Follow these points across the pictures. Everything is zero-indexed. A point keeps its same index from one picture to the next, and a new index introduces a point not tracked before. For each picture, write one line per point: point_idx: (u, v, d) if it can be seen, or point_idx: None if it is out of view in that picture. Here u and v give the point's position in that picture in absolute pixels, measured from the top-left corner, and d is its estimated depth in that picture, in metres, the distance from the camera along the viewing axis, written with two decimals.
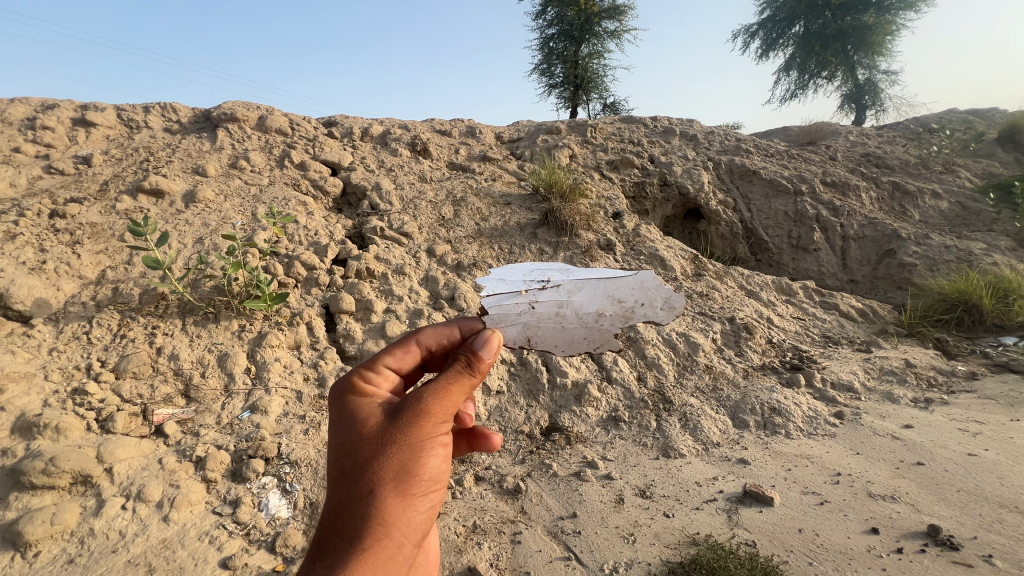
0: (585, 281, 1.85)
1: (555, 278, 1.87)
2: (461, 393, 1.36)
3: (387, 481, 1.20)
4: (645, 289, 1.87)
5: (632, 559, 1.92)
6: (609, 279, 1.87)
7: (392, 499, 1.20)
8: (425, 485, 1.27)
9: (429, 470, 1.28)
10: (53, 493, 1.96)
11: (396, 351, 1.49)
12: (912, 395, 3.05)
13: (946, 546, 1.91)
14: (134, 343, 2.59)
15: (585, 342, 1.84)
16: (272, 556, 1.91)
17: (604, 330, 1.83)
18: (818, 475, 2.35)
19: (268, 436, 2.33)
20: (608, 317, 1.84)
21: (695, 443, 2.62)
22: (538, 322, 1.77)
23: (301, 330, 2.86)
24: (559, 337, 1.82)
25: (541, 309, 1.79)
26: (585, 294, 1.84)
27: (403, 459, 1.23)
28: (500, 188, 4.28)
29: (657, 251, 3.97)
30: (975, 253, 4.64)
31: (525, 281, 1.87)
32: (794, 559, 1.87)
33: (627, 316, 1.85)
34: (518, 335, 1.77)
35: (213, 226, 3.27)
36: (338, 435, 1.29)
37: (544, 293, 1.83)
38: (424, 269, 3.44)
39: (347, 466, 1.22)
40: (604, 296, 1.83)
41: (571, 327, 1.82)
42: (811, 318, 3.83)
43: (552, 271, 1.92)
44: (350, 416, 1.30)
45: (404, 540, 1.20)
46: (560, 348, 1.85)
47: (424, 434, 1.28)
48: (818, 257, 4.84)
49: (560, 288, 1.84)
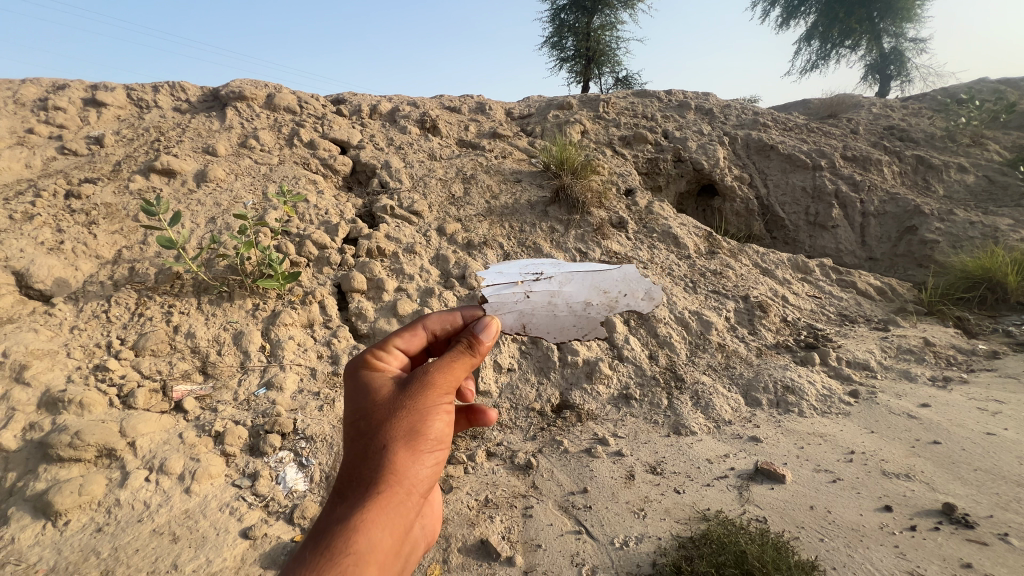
0: (572, 274, 2.02)
1: (547, 272, 2.03)
2: (464, 369, 1.38)
3: (398, 438, 1.22)
4: (619, 283, 2.23)
5: (643, 533, 1.94)
6: (592, 274, 2.07)
7: (403, 454, 1.21)
8: (434, 444, 1.28)
9: (437, 432, 1.29)
10: (81, 465, 2.02)
11: (404, 334, 1.52)
12: (929, 373, 3.00)
13: (961, 524, 1.90)
14: (152, 321, 2.64)
15: (572, 328, 2.05)
16: (291, 526, 1.97)
17: (588, 318, 2.07)
18: (831, 453, 2.34)
19: (284, 412, 2.38)
20: (590, 307, 2.04)
21: (707, 421, 2.62)
22: (532, 310, 1.89)
23: (313, 308, 2.89)
24: (550, 324, 1.98)
25: (536, 298, 1.92)
26: (573, 286, 2.00)
27: (413, 421, 1.25)
28: (510, 165, 4.23)
29: (670, 229, 3.91)
30: (1002, 229, 4.49)
31: (521, 275, 2.04)
32: (805, 535, 1.88)
33: (605, 305, 2.11)
34: (513, 322, 1.88)
35: (225, 205, 3.29)
36: (352, 403, 1.31)
37: (538, 283, 1.97)
38: (435, 248, 3.44)
39: (361, 427, 1.24)
40: (588, 288, 2.02)
41: (562, 315, 1.98)
42: (827, 297, 3.77)
43: (544, 266, 2.07)
44: (364, 387, 1.33)
45: (414, 491, 1.22)
46: (551, 334, 2.01)
47: (431, 402, 1.29)
48: (835, 234, 4.75)
49: (551, 281, 1.99)
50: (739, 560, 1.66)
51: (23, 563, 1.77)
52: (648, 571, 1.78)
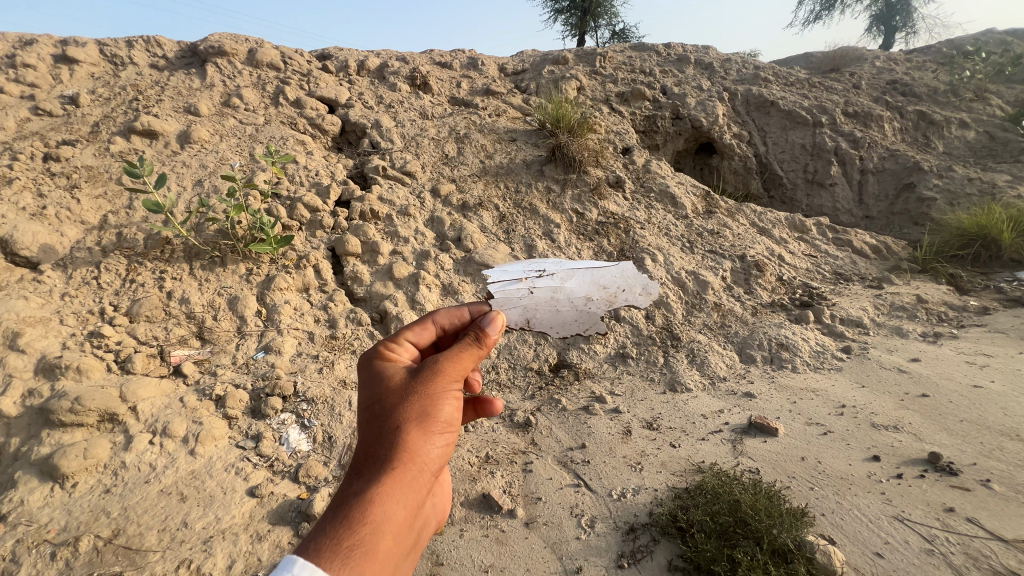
0: (564, 276, 2.99)
1: (544, 271, 3.02)
2: (472, 357, 1.42)
3: (410, 420, 1.25)
4: (607, 280, 3.07)
5: (640, 485, 2.00)
6: (579, 273, 3.03)
7: (416, 435, 1.24)
8: (444, 427, 1.32)
9: (447, 415, 1.33)
10: (83, 430, 2.04)
11: (414, 328, 1.56)
12: (920, 329, 3.05)
13: (946, 472, 1.96)
14: (144, 287, 2.60)
15: (574, 323, 2.88)
16: (297, 484, 2.02)
17: (587, 313, 2.91)
18: (822, 407, 2.40)
19: (284, 375, 2.39)
20: (588, 302, 2.94)
21: (702, 377, 2.67)
22: (532, 304, 2.88)
23: (309, 272, 2.86)
24: (551, 320, 2.86)
25: (535, 294, 2.91)
26: (566, 286, 2.93)
27: (423, 405, 1.29)
28: (505, 124, 4.10)
29: (667, 188, 3.86)
30: (999, 186, 4.46)
31: (523, 274, 3.02)
32: (796, 484, 1.95)
33: (600, 300, 2.97)
34: (519, 316, 2.85)
35: (211, 167, 3.19)
36: (366, 390, 1.35)
37: (537, 281, 2.97)
38: (429, 210, 3.37)
39: (376, 410, 1.28)
40: (579, 284, 2.98)
41: (559, 311, 2.88)
42: (823, 255, 3.77)
43: (540, 266, 3.07)
44: (377, 375, 1.37)
45: (427, 470, 1.25)
46: (556, 329, 2.87)
47: (441, 388, 1.33)
48: (833, 192, 4.71)
49: (547, 279, 2.97)
50: (733, 509, 1.71)
51: (34, 524, 1.80)
52: (646, 519, 1.85)
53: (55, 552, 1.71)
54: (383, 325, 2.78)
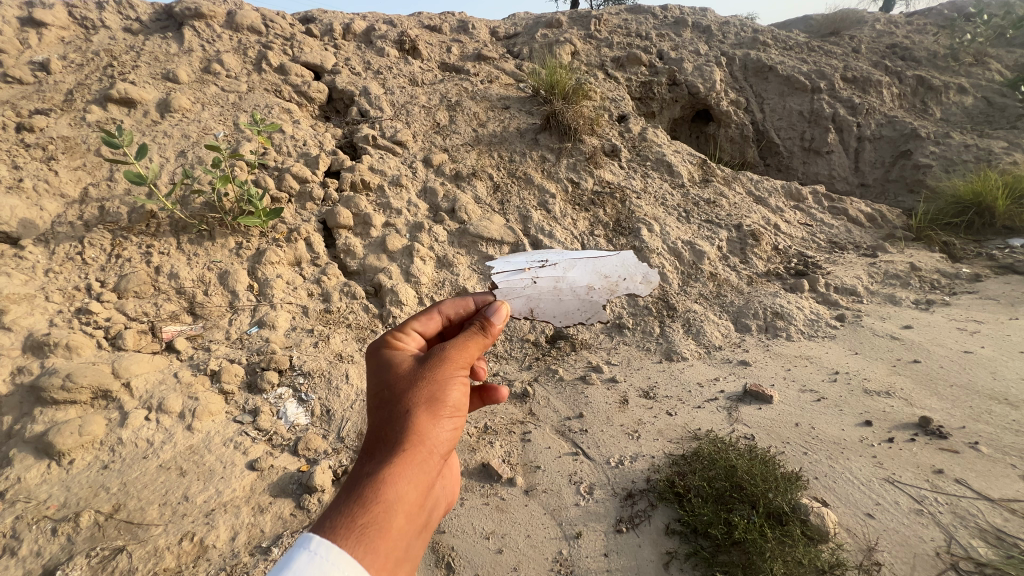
0: (573, 262, 2.90)
1: (550, 260, 2.87)
2: (478, 345, 1.47)
3: (419, 404, 1.29)
4: (623, 268, 2.99)
5: (637, 453, 2.03)
6: (592, 261, 2.96)
7: (424, 418, 1.28)
8: (452, 411, 1.35)
9: (455, 400, 1.36)
10: (77, 407, 2.01)
11: (420, 318, 1.61)
12: (913, 297, 3.07)
13: (935, 435, 2.01)
14: (131, 263, 2.54)
15: (577, 312, 2.81)
16: (296, 457, 2.03)
17: (592, 302, 2.84)
18: (816, 374, 2.43)
19: (279, 349, 2.37)
20: (592, 292, 2.87)
21: (697, 347, 2.69)
22: (538, 295, 2.73)
23: (300, 246, 2.80)
24: (555, 310, 2.77)
25: (540, 285, 2.76)
26: (574, 272, 2.86)
27: (431, 390, 1.33)
28: (497, 91, 3.97)
29: (663, 156, 3.79)
30: (995, 152, 4.43)
31: (527, 263, 2.85)
32: (790, 449, 1.98)
33: (610, 288, 2.91)
34: (522, 305, 2.72)
35: (194, 138, 3.07)
36: (376, 377, 1.40)
37: (542, 271, 2.81)
38: (422, 181, 3.30)
39: (386, 396, 1.32)
40: (590, 274, 2.89)
41: (565, 300, 2.79)
42: (818, 224, 3.76)
43: (546, 255, 2.91)
44: (386, 362, 1.42)
45: (436, 452, 1.28)
46: (558, 318, 2.78)
47: (448, 374, 1.37)
48: (830, 160, 4.66)
49: (553, 268, 2.83)
50: (729, 474, 1.75)
51: (33, 501, 1.79)
52: (643, 486, 1.88)
53: (56, 527, 1.72)
54: (378, 299, 2.75)
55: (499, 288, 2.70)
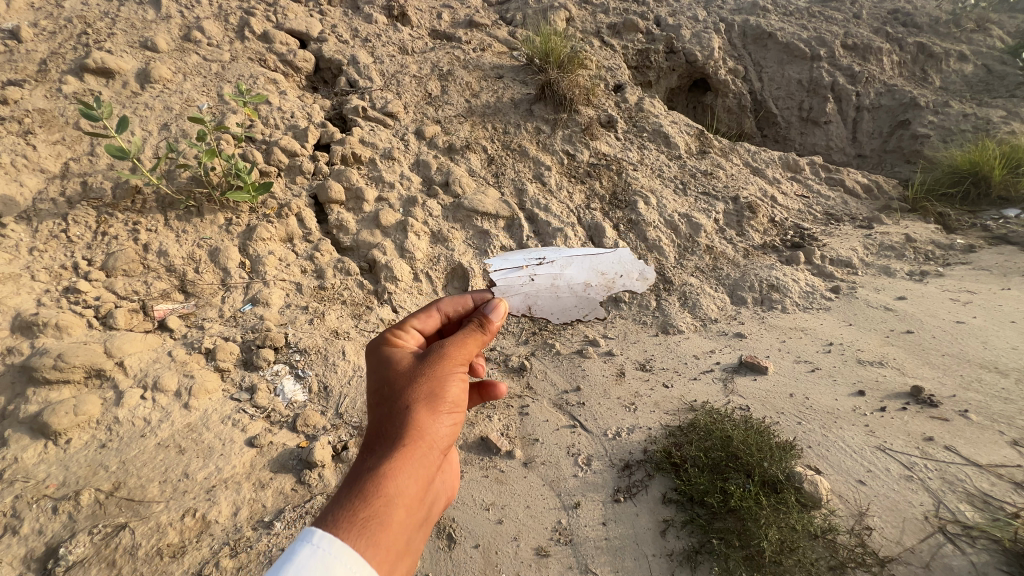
0: (572, 259, 2.87)
1: (548, 257, 2.85)
2: (476, 343, 1.48)
3: (418, 400, 1.30)
4: (622, 264, 2.92)
5: (634, 425, 2.05)
6: (592, 258, 2.90)
7: (424, 414, 1.29)
8: (451, 407, 1.37)
9: (454, 396, 1.38)
10: (71, 386, 1.99)
11: (419, 316, 1.62)
12: (907, 268, 3.08)
13: (926, 403, 2.04)
14: (118, 240, 2.48)
15: (574, 309, 2.76)
16: (295, 434, 2.03)
17: (591, 298, 2.79)
18: (811, 345, 2.45)
19: (274, 327, 2.35)
20: (592, 288, 2.81)
21: (694, 320, 2.69)
22: (535, 292, 2.73)
23: (292, 221, 2.75)
24: (554, 306, 2.74)
25: (538, 282, 2.77)
26: (573, 269, 2.84)
27: (430, 386, 1.34)
28: (490, 60, 3.85)
29: (660, 127, 3.72)
30: (994, 122, 4.38)
31: (525, 260, 2.84)
32: (784, 419, 2.01)
33: (609, 285, 2.85)
34: (520, 303, 2.74)
35: (177, 110, 2.96)
36: (375, 374, 1.41)
37: (540, 267, 2.81)
38: (414, 154, 3.22)
39: (386, 392, 1.34)
40: (588, 270, 2.84)
41: (563, 296, 2.77)
42: (815, 196, 3.73)
43: (544, 253, 2.89)
44: (385, 359, 1.43)
45: (435, 447, 1.30)
46: (557, 314, 2.74)
47: (447, 371, 1.38)
48: (827, 130, 4.61)
49: (551, 265, 2.82)
50: (725, 444, 1.77)
51: (31, 480, 1.79)
52: (640, 457, 1.91)
53: (56, 506, 1.72)
54: (372, 275, 2.73)
55: (497, 284, 2.72)
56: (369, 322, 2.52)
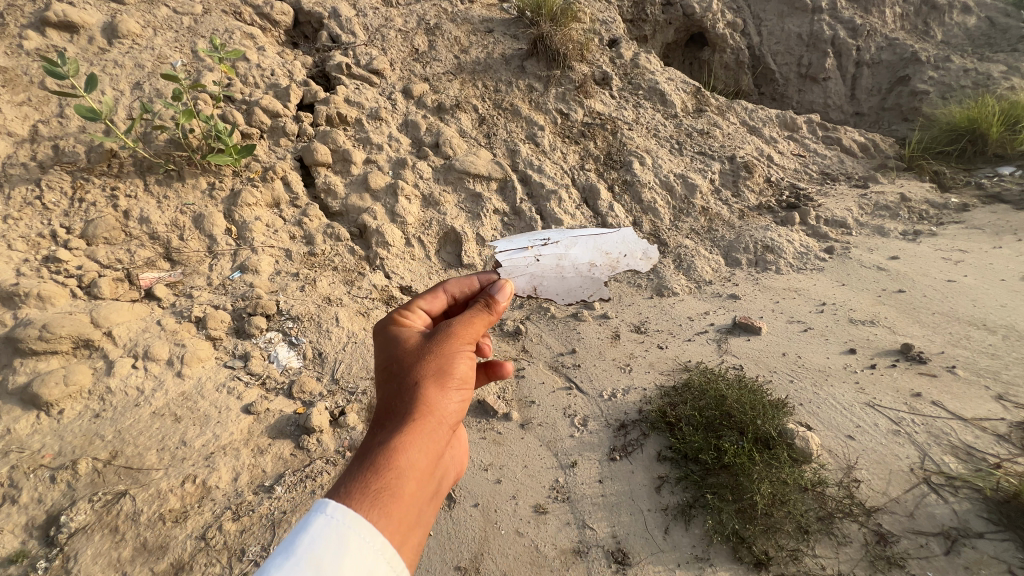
0: (579, 237, 2.52)
1: (554, 237, 2.43)
2: (484, 321, 1.43)
3: (427, 376, 1.27)
4: (626, 244, 2.76)
5: (629, 385, 2.08)
6: (598, 236, 2.62)
7: (433, 390, 1.26)
8: (460, 383, 1.33)
9: (463, 372, 1.34)
10: (59, 357, 1.96)
11: (426, 297, 1.58)
12: (901, 228, 3.07)
13: (915, 360, 2.08)
14: (97, 207, 2.39)
15: (580, 290, 2.57)
16: (292, 400, 2.04)
17: (595, 279, 2.60)
18: (804, 305, 2.47)
19: (265, 295, 2.31)
20: (597, 268, 2.61)
21: (688, 282, 2.69)
22: (542, 274, 2.39)
23: (278, 185, 2.66)
24: (559, 287, 2.52)
25: (544, 263, 2.39)
26: (579, 248, 2.51)
27: (439, 362, 1.30)
28: (479, 12, 3.65)
29: (656, 84, 3.59)
30: (994, 77, 4.28)
31: (531, 240, 2.40)
32: (777, 378, 2.05)
33: (613, 265, 2.70)
34: (525, 284, 2.40)
35: (150, 68, 2.80)
36: (384, 354, 1.38)
37: (547, 248, 2.41)
38: (402, 113, 3.09)
39: (395, 370, 1.30)
40: (595, 250, 2.58)
41: (569, 277, 2.51)
42: (811, 155, 3.68)
43: (551, 231, 2.46)
44: (393, 339, 1.40)
45: (446, 423, 1.26)
46: (562, 296, 2.55)
47: (455, 348, 1.34)
48: (825, 88, 4.50)
49: (558, 244, 2.43)
50: (719, 403, 1.81)
51: (27, 450, 1.78)
52: (635, 417, 1.94)
53: (54, 475, 1.72)
54: (363, 241, 2.67)
55: (502, 267, 2.30)
56: (361, 288, 2.49)
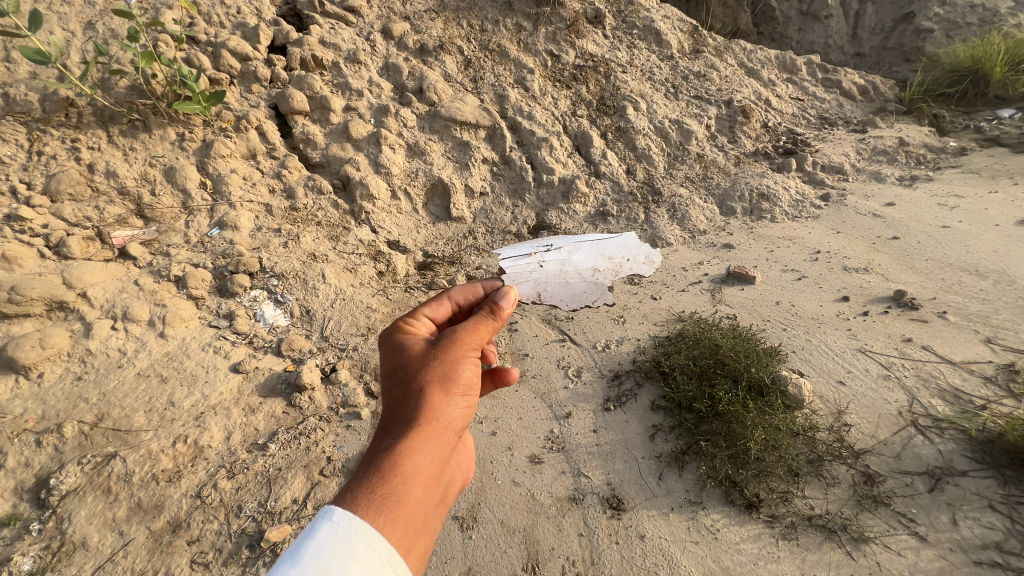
0: (581, 245, 2.57)
1: (556, 244, 2.56)
2: (489, 328, 1.39)
3: (432, 381, 1.23)
4: (629, 248, 2.55)
5: (623, 337, 2.07)
6: (600, 243, 2.56)
7: (438, 395, 1.22)
8: (465, 390, 1.28)
9: (469, 378, 1.30)
10: (33, 320, 1.88)
11: (430, 304, 1.53)
12: (898, 173, 3.02)
13: (907, 307, 2.09)
14: (58, 160, 2.23)
15: (583, 295, 2.32)
16: (281, 358, 2.01)
17: (599, 282, 2.39)
18: (799, 253, 2.44)
19: (247, 251, 2.22)
20: (601, 273, 2.43)
21: (682, 232, 2.64)
22: (544, 278, 2.40)
23: (252, 136, 2.50)
24: (563, 292, 2.34)
25: (548, 268, 2.44)
26: (581, 254, 2.52)
27: (444, 367, 1.26)
28: None
29: (652, 22, 3.38)
30: (1001, 13, 4.02)
31: (533, 248, 2.56)
32: (770, 326, 2.05)
33: (617, 270, 2.45)
34: (530, 291, 2.36)
35: (101, 4, 2.54)
36: (388, 360, 1.33)
37: (549, 254, 2.51)
38: (382, 56, 2.89)
39: (399, 376, 1.26)
40: (596, 254, 2.51)
41: (572, 283, 2.39)
42: (810, 99, 3.55)
43: (554, 240, 2.60)
44: (397, 346, 1.35)
45: (451, 429, 1.22)
46: (565, 302, 2.30)
47: (460, 354, 1.30)
48: (826, 26, 4.31)
49: (560, 251, 2.53)
50: (713, 352, 1.81)
51: (9, 415, 1.74)
52: (629, 367, 1.94)
53: (39, 439, 1.69)
54: (346, 194, 2.56)
55: (505, 272, 2.40)
56: (347, 243, 2.41)
